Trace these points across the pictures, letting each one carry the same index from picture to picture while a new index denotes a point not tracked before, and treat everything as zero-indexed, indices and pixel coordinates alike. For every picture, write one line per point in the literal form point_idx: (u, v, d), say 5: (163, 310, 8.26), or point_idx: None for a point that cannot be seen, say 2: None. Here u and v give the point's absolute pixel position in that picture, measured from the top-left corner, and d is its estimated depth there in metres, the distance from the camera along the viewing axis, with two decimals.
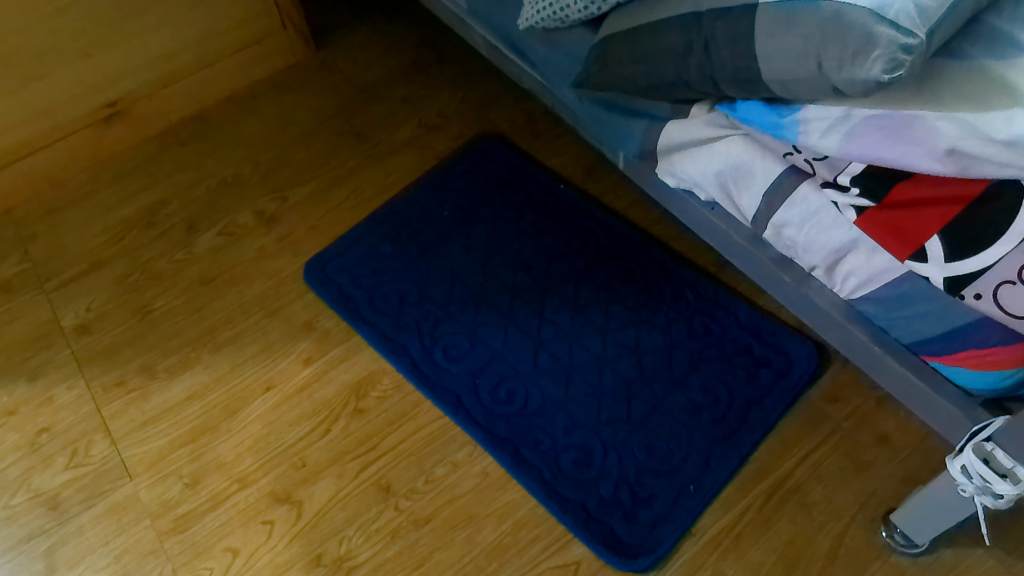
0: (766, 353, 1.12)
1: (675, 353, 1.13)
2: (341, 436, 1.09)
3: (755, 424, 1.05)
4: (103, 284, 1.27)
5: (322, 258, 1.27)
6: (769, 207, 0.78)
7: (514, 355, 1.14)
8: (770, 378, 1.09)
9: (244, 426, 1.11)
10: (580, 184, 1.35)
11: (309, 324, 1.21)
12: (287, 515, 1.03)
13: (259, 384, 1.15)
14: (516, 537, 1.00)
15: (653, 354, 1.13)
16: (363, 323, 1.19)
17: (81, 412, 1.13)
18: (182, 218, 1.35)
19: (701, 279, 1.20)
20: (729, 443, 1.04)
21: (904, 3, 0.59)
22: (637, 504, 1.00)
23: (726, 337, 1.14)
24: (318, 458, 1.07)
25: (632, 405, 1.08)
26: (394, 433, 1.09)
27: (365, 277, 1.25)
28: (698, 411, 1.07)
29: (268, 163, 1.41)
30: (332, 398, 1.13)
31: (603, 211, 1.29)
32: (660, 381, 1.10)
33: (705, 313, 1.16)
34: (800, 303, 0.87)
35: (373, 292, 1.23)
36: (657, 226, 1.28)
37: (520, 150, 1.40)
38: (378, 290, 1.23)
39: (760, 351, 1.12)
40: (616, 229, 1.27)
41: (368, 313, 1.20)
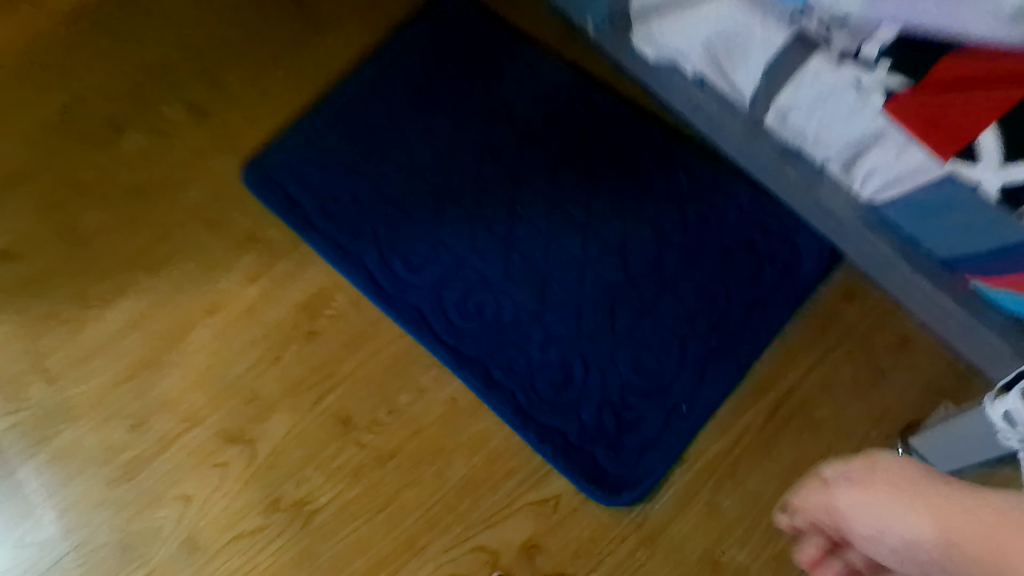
0: (772, 245, 0.95)
1: (667, 249, 0.97)
2: (294, 364, 0.98)
3: (759, 330, 0.92)
4: (19, 200, 1.09)
5: (259, 154, 1.09)
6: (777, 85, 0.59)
7: (483, 260, 1.00)
8: (777, 276, 0.94)
9: (187, 357, 1.00)
10: (558, 47, 1.13)
11: (252, 235, 1.05)
12: (240, 456, 0.94)
13: (200, 307, 1.02)
14: (488, 472, 0.90)
15: (640, 251, 0.97)
16: (312, 231, 1.03)
17: (11, 351, 1.01)
18: (100, 112, 1.13)
19: (701, 162, 1.01)
20: (727, 355, 0.91)
21: None
22: (622, 429, 0.89)
23: (727, 228, 0.97)
24: (270, 390, 0.97)
25: (617, 313, 0.95)
26: (351, 359, 0.97)
27: (311, 175, 1.07)
28: (693, 317, 0.93)
29: (193, 37, 1.17)
30: (281, 321, 1.00)
31: (583, 80, 1.09)
32: (652, 283, 0.95)
33: (707, 201, 0.99)
34: (806, 200, 0.71)
35: (320, 193, 1.06)
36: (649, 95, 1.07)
37: (486, 6, 1.16)
38: (326, 191, 1.06)
39: (766, 243, 0.96)
40: (599, 102, 1.07)
41: (316, 220, 1.04)
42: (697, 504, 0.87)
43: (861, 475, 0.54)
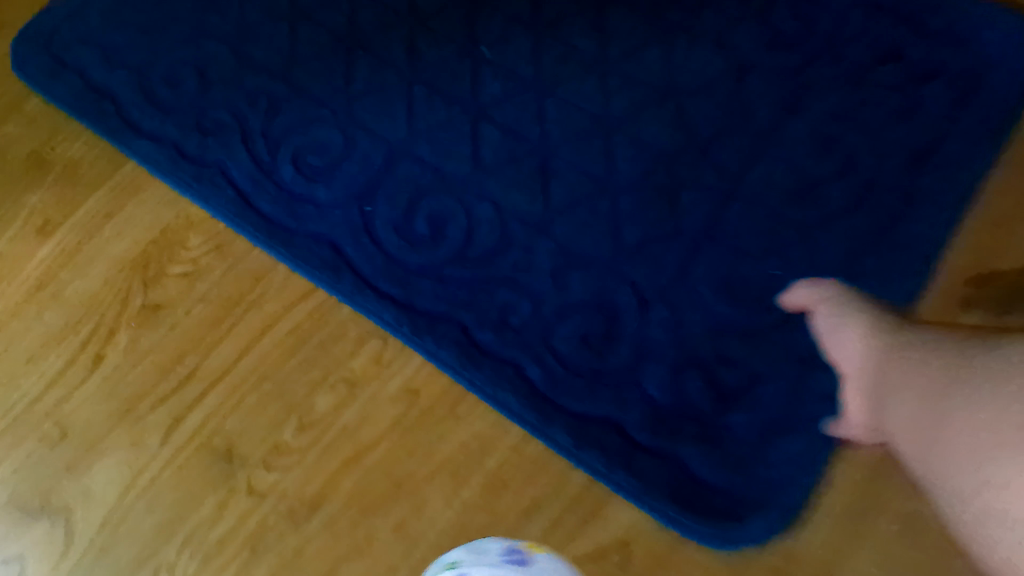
0: (917, 66, 0.59)
1: (751, 94, 0.59)
2: (126, 366, 0.56)
3: (930, 199, 0.55)
4: None
5: (36, 24, 0.64)
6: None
7: (437, 148, 0.58)
8: (940, 113, 0.57)
9: None
10: None
11: (35, 157, 0.61)
12: (41, 543, 0.52)
13: None
14: (496, 511, 0.51)
15: (707, 105, 0.58)
16: (135, 138, 0.60)
17: None
18: None
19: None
20: (872, 248, 0.54)
21: None
22: (723, 408, 0.52)
23: (835, 48, 0.60)
24: (88, 419, 0.55)
25: (682, 209, 0.56)
26: (224, 344, 0.55)
27: (128, 46, 0.63)
28: (806, 196, 0.56)
29: None
30: (99, 293, 0.57)
31: None
32: (730, 149, 0.57)
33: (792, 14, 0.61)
34: None
35: (147, 74, 0.62)
36: None
37: None
38: (155, 68, 0.62)
39: (907, 61, 0.59)
40: None
41: (140, 116, 0.60)
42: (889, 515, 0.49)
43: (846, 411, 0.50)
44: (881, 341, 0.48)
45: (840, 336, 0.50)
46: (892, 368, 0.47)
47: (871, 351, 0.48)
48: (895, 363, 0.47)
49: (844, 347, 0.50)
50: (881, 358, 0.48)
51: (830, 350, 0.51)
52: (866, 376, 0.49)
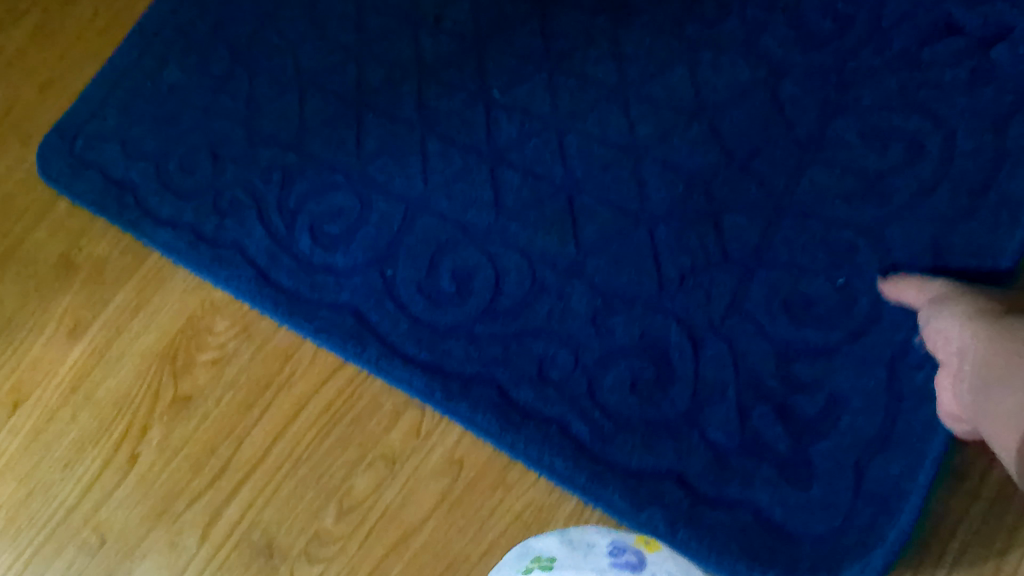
0: (979, 43, 0.52)
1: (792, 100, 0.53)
2: (159, 463, 0.53)
3: (1003, 193, 0.50)
4: None
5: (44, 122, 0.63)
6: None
7: (456, 198, 0.55)
8: (1008, 98, 0.51)
9: None
10: None
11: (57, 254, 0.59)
12: None
13: None
14: None
15: (743, 119, 0.54)
16: (151, 224, 0.58)
17: None
18: None
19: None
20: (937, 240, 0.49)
21: None
22: (801, 445, 0.48)
23: (881, 36, 0.54)
24: (124, 523, 0.53)
25: (729, 230, 0.51)
26: (256, 432, 0.53)
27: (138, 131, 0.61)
28: (864, 208, 0.51)
29: None
30: (128, 389, 0.56)
31: None
32: (774, 160, 0.52)
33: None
34: None
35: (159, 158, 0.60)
36: None
37: None
38: (166, 151, 0.60)
39: (967, 40, 0.53)
40: None
41: (155, 202, 0.59)
42: (1002, 536, 0.47)
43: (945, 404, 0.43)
44: (981, 326, 0.41)
45: (941, 324, 0.44)
46: (990, 350, 0.39)
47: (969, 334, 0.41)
48: (995, 345, 0.39)
49: (942, 335, 0.43)
50: (978, 341, 0.40)
51: (932, 341, 0.44)
52: (960, 362, 0.41)
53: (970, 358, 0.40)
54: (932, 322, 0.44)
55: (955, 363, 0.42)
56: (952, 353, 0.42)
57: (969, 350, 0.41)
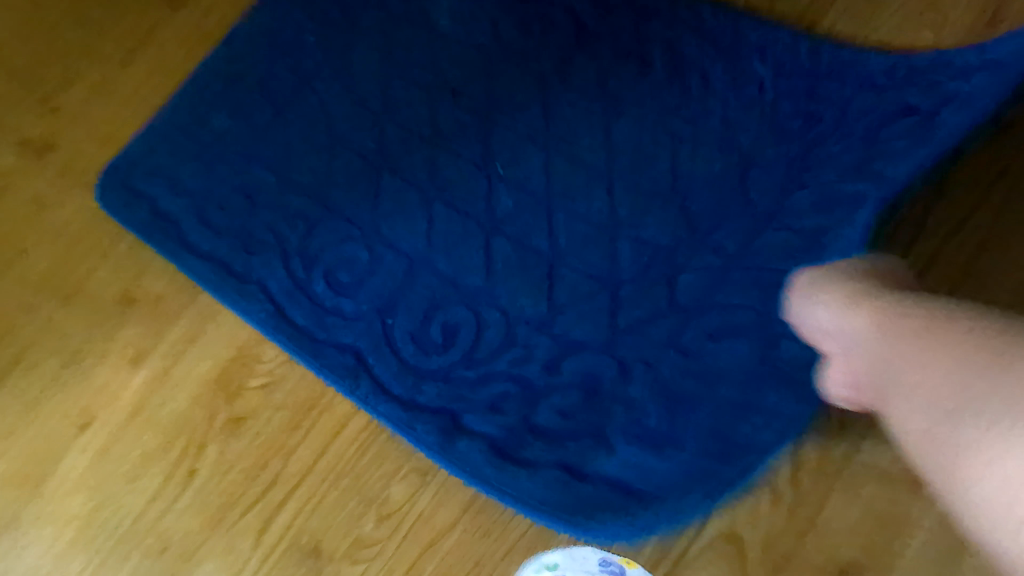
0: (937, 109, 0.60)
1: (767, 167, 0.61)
2: (215, 475, 0.60)
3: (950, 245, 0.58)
4: None
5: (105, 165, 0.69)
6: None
7: (456, 252, 0.62)
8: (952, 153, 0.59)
9: (51, 505, 0.62)
10: None
11: (123, 293, 0.67)
12: None
13: (61, 421, 0.64)
14: None
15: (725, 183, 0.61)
16: (188, 255, 0.64)
17: None
18: None
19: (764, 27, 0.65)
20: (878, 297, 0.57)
21: None
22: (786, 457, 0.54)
23: (847, 118, 0.61)
24: (185, 529, 0.59)
25: (676, 283, 0.59)
26: (303, 447, 0.60)
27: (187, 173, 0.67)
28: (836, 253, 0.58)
29: None
30: (186, 412, 0.62)
31: None
32: (744, 221, 0.60)
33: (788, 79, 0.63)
34: None
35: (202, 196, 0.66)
36: None
37: None
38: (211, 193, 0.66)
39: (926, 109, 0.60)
40: None
41: (195, 237, 0.65)
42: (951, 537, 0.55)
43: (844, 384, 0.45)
44: (873, 312, 0.42)
45: (826, 308, 0.46)
46: (882, 337, 0.41)
47: (862, 322, 0.43)
48: (886, 332, 0.41)
49: (829, 320, 0.45)
50: (873, 328, 0.42)
51: (821, 329, 0.47)
52: (854, 348, 0.43)
53: (868, 347, 0.42)
54: (822, 307, 0.46)
55: (850, 349, 0.43)
56: (846, 339, 0.44)
57: (864, 338, 0.42)
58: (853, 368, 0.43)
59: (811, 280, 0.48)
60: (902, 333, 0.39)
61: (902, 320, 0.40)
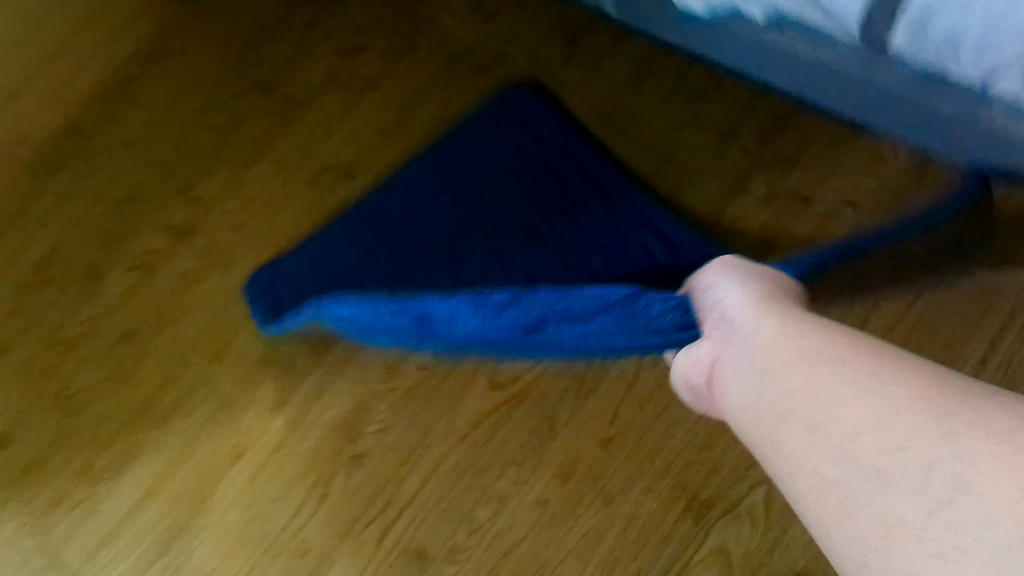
0: None
1: None
2: (344, 497, 0.82)
3: None
4: (5, 375, 0.96)
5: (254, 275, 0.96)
6: (890, 12, 0.44)
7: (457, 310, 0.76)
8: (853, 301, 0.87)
9: (220, 515, 0.85)
10: (557, 89, 1.01)
11: (268, 357, 0.90)
12: None
13: (225, 451, 0.88)
14: None
15: None
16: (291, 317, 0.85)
17: (22, 552, 0.89)
18: (78, 261, 1.01)
19: (720, 199, 0.94)
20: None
21: None
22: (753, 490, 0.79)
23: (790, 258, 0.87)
24: (321, 537, 0.81)
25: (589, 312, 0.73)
26: (411, 478, 0.81)
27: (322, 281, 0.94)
28: None
29: (164, 158, 1.04)
30: (319, 450, 0.84)
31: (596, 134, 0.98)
32: None
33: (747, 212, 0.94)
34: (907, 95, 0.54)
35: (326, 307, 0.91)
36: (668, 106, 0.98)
37: (488, 54, 1.03)
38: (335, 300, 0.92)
39: None
40: (625, 139, 0.98)
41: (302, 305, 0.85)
42: None
43: (721, 370, 0.58)
44: (791, 331, 0.53)
45: (733, 293, 0.62)
46: (785, 344, 0.52)
47: (766, 332, 0.55)
48: (797, 343, 0.51)
49: (729, 305, 0.61)
50: (782, 338, 0.53)
51: (722, 318, 0.61)
52: (754, 349, 0.54)
53: (777, 352, 0.52)
54: (728, 293, 0.62)
55: (750, 339, 0.55)
56: (754, 330, 0.56)
57: (779, 347, 0.52)
58: (737, 352, 0.56)
59: (727, 281, 0.64)
60: (811, 354, 0.50)
61: (825, 352, 0.49)
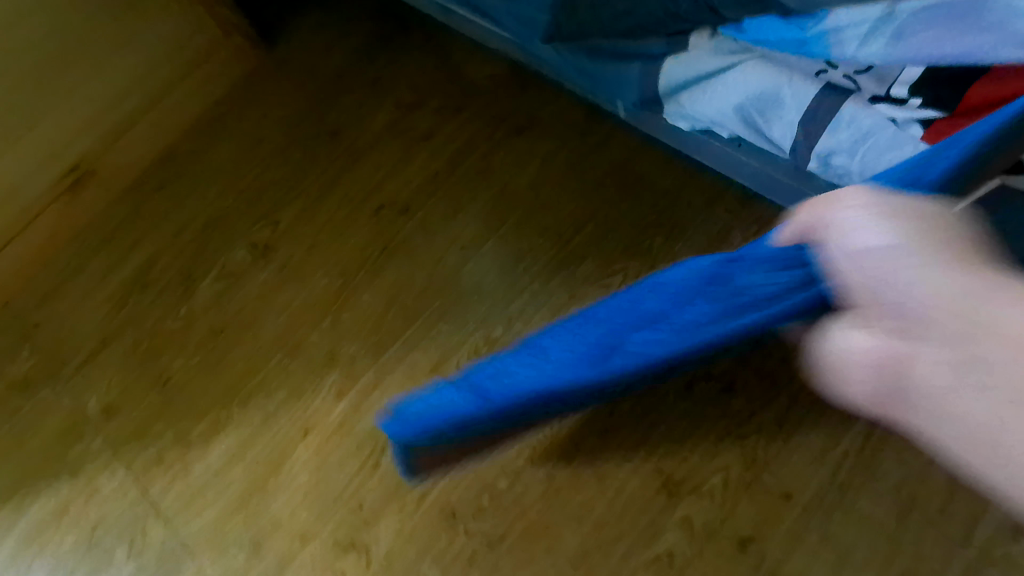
0: None
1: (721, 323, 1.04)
2: (393, 467, 1.04)
3: None
4: (118, 358, 1.19)
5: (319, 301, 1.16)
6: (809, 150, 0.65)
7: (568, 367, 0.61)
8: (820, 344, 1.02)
9: (291, 479, 1.07)
10: (580, 147, 1.18)
11: (332, 354, 1.13)
12: (356, 564, 1.01)
13: (296, 429, 1.10)
14: (597, 539, 0.97)
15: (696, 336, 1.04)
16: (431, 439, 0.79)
17: (128, 499, 1.10)
18: (178, 269, 1.23)
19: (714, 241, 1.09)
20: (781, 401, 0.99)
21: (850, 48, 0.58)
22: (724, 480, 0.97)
23: None
24: (374, 496, 1.03)
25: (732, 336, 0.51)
26: None
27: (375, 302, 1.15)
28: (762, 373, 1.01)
29: (251, 188, 1.26)
30: (375, 428, 1.07)
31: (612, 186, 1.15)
32: None
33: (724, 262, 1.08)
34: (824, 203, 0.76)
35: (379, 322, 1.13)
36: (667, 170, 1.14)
37: (521, 112, 1.22)
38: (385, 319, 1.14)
39: None
40: (647, 182, 1.14)
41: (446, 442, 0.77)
42: None
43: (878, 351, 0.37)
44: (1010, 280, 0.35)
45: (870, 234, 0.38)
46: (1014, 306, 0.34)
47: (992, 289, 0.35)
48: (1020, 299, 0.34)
49: (875, 248, 0.38)
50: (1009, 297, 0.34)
51: (878, 274, 0.37)
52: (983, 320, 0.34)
53: (999, 313, 0.34)
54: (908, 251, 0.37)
55: (951, 307, 0.35)
56: (940, 292, 0.35)
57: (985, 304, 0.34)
58: (920, 328, 0.36)
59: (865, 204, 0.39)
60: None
61: None
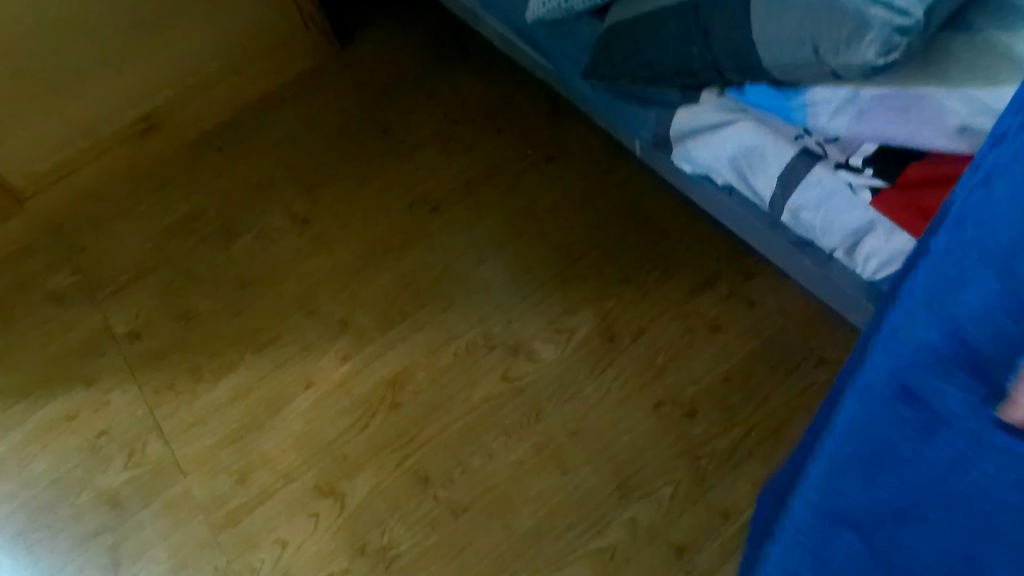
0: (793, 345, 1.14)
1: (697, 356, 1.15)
2: (380, 428, 1.15)
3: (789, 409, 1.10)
4: (151, 289, 1.31)
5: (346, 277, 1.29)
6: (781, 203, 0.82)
7: None
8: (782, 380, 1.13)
9: (285, 423, 1.18)
10: (599, 181, 1.31)
11: (344, 321, 1.25)
12: (330, 508, 1.11)
13: (299, 380, 1.21)
14: (551, 524, 1.06)
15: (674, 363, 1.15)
16: None
17: (135, 415, 1.21)
18: (219, 223, 1.36)
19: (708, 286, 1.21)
20: (738, 433, 1.09)
21: (824, 113, 0.76)
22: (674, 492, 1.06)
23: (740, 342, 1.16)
24: (358, 450, 1.14)
25: None
26: (430, 425, 1.15)
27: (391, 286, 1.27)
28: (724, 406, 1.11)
29: (299, 164, 1.40)
30: (369, 393, 1.18)
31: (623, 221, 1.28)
32: (679, 373, 1.14)
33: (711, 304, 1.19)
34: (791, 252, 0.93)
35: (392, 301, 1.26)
36: (676, 212, 1.27)
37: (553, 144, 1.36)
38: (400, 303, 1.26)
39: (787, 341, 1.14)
40: (652, 224, 1.26)
41: None
42: None
43: None
44: None
45: None
46: None
47: None
48: None
49: None
50: None
51: None
52: None
53: None
54: None
55: None
56: None
57: None
58: None
59: None
60: None
61: None
